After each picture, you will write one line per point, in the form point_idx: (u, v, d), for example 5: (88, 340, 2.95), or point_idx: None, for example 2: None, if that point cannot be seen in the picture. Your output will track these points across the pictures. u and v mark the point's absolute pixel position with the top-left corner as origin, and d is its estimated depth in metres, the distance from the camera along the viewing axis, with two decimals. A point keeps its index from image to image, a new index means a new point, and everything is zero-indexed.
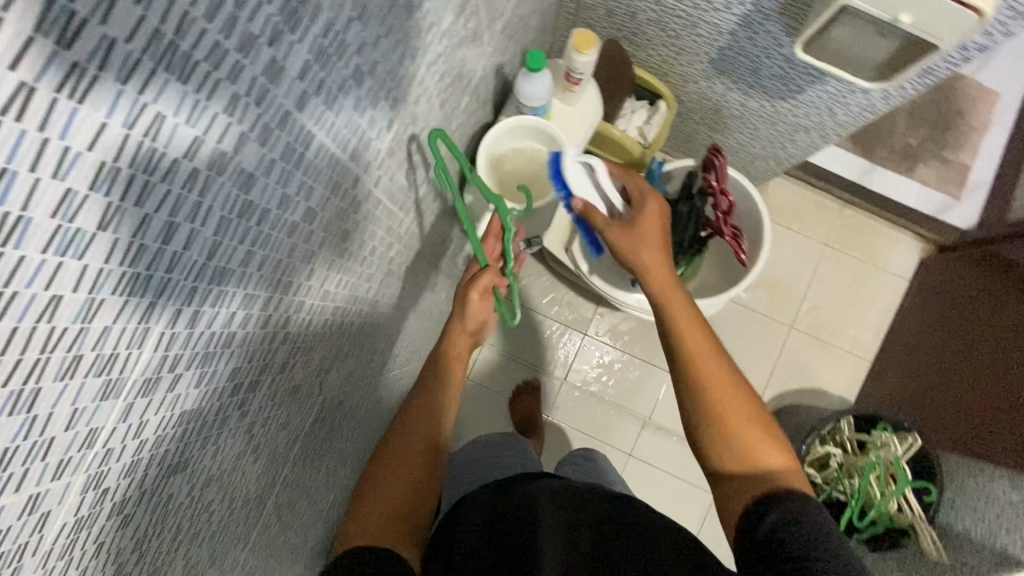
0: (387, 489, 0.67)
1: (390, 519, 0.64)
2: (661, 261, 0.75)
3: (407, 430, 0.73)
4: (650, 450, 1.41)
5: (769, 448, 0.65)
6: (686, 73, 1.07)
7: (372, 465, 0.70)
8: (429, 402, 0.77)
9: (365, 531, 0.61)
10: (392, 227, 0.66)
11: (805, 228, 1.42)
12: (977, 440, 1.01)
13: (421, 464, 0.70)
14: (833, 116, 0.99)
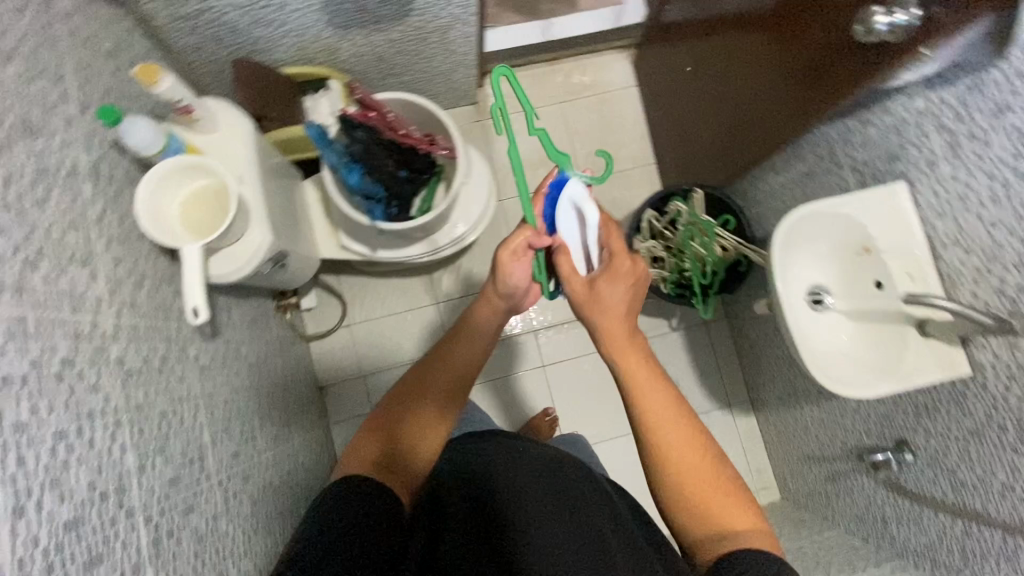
0: (395, 431, 0.82)
1: (394, 456, 0.79)
2: (622, 319, 0.80)
3: (429, 380, 0.88)
4: (557, 348, 1.51)
5: (736, 505, 0.73)
6: (326, 46, 1.12)
7: (389, 404, 0.86)
8: (454, 368, 0.89)
9: (373, 471, 0.75)
10: (95, 336, 0.64)
11: (539, 100, 1.55)
12: (746, 158, 1.16)
13: (429, 420, 0.84)
14: (452, 3, 1.08)
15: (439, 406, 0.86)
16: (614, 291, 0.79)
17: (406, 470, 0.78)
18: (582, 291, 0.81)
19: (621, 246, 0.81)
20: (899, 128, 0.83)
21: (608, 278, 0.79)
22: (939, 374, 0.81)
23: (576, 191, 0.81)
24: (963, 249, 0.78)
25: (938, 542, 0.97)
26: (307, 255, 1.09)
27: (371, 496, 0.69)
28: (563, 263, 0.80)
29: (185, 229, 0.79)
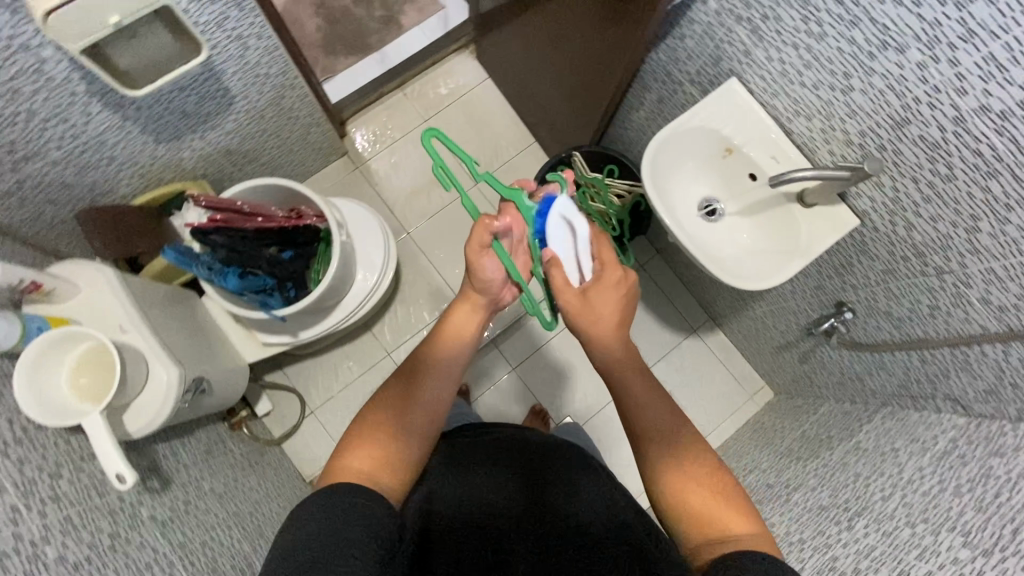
0: (388, 427, 0.67)
1: (385, 459, 0.64)
2: (615, 327, 0.73)
3: (419, 365, 0.73)
4: (518, 348, 1.47)
5: (728, 504, 0.63)
6: (166, 162, 1.09)
7: (378, 396, 0.71)
8: (446, 355, 0.75)
9: (369, 477, 0.62)
10: (23, 546, 0.60)
11: (404, 126, 1.54)
12: (603, 108, 1.18)
13: (423, 418, 0.70)
14: (269, 76, 1.08)
15: (432, 398, 0.71)
16: (604, 298, 0.72)
17: (395, 477, 0.64)
18: (574, 301, 0.72)
19: (610, 255, 0.73)
20: (709, 32, 0.87)
21: (599, 286, 0.72)
22: (836, 236, 0.85)
23: (564, 204, 0.71)
24: (804, 117, 0.82)
25: (906, 377, 1.01)
26: (228, 368, 1.05)
27: (365, 513, 0.56)
28: (554, 276, 0.71)
29: (78, 398, 0.75)
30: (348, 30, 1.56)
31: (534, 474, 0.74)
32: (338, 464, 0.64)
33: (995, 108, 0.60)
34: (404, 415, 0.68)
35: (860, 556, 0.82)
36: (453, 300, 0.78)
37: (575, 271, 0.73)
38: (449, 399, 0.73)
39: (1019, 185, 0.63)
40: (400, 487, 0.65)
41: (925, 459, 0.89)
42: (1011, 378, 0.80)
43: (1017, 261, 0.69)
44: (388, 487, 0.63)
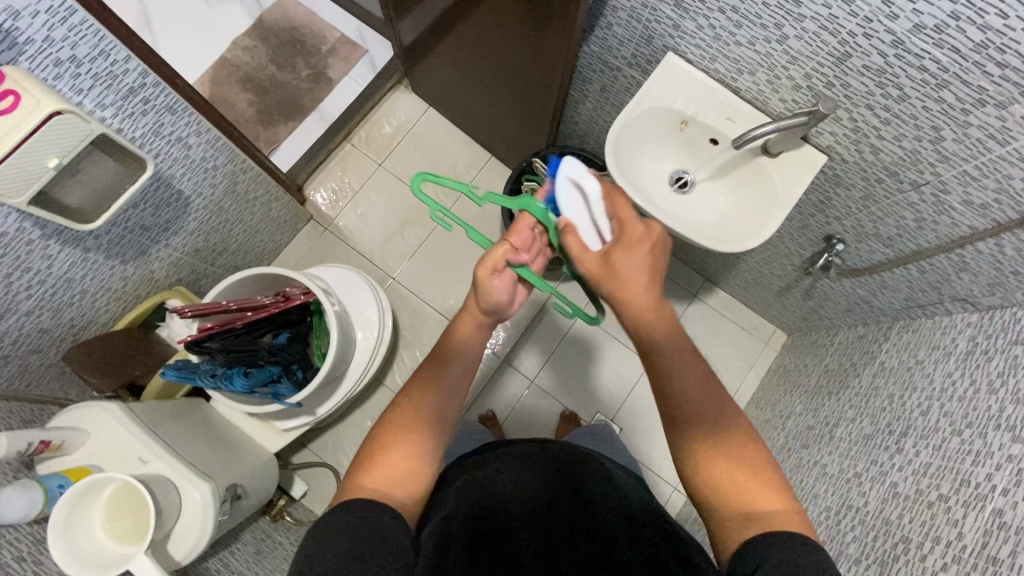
0: (401, 436, 0.62)
1: (399, 471, 0.60)
2: (647, 290, 0.63)
3: (427, 368, 0.69)
4: (531, 360, 1.46)
5: (767, 489, 0.59)
6: (139, 279, 1.07)
7: (390, 406, 0.66)
8: (450, 366, 0.69)
9: (382, 491, 0.59)
10: None
11: (361, 175, 1.53)
12: (550, 114, 1.18)
13: (433, 430, 0.64)
14: (217, 167, 1.06)
15: (443, 412, 0.66)
16: (629, 261, 0.63)
17: (411, 487, 0.60)
18: (595, 267, 0.65)
19: (626, 209, 0.67)
20: (634, 15, 0.88)
21: (623, 247, 0.63)
22: (808, 176, 0.86)
23: (570, 167, 0.74)
24: (748, 73, 0.83)
25: (910, 290, 1.02)
26: (255, 465, 1.02)
27: (372, 530, 0.54)
28: (571, 241, 0.66)
29: (116, 541, 0.74)
30: (280, 98, 1.55)
31: (552, 482, 0.68)
32: (355, 480, 0.60)
33: (928, 24, 0.62)
34: (419, 423, 0.64)
35: (918, 476, 0.83)
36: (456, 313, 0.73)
37: (593, 235, 0.68)
38: (456, 412, 0.68)
39: (970, 89, 0.65)
40: (415, 498, 0.61)
41: (952, 364, 0.91)
42: (1011, 267, 0.81)
43: (988, 158, 0.70)
44: (400, 500, 0.59)
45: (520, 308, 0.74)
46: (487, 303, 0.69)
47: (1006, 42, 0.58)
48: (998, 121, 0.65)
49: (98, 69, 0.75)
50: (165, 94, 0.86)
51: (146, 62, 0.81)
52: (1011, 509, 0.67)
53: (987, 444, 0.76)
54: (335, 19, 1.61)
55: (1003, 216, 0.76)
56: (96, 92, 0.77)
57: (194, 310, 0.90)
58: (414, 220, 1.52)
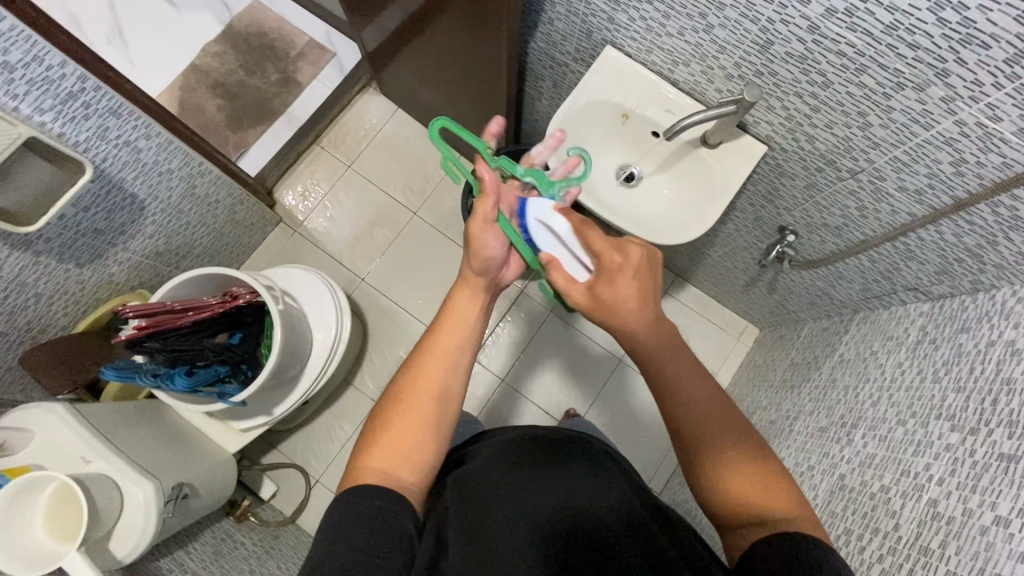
0: (405, 417, 0.61)
1: (406, 448, 0.60)
2: (639, 314, 0.61)
3: (432, 345, 0.65)
4: (502, 358, 1.45)
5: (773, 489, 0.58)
6: (97, 282, 1.08)
7: (390, 387, 0.65)
8: (449, 340, 0.66)
9: (384, 472, 0.58)
10: None
11: (330, 177, 1.54)
12: (506, 112, 1.18)
13: (436, 407, 0.63)
14: (171, 170, 1.08)
15: (446, 388, 0.64)
16: (616, 294, 0.61)
17: (418, 463, 0.60)
18: (583, 300, 0.62)
19: (602, 241, 0.62)
20: (572, 10, 0.88)
21: (605, 279, 0.61)
22: (748, 166, 0.86)
23: (536, 207, 0.70)
24: (683, 64, 0.83)
25: (865, 280, 1.00)
26: (207, 465, 1.02)
27: (379, 518, 0.53)
28: (553, 278, 0.64)
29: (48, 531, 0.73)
30: (249, 102, 1.56)
31: (544, 470, 0.67)
32: (358, 465, 0.59)
33: (839, 8, 0.62)
34: (421, 401, 0.62)
35: (863, 468, 0.81)
36: (451, 287, 0.69)
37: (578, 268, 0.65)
38: (461, 383, 0.65)
39: (888, 73, 0.65)
40: (424, 475, 0.60)
41: (902, 354, 0.88)
42: (954, 255, 0.80)
43: (915, 143, 0.70)
44: (404, 480, 0.59)
45: (515, 275, 0.74)
46: (483, 263, 0.68)
47: (913, 22, 0.58)
48: (918, 104, 0.66)
49: (33, 74, 0.77)
50: (106, 98, 0.88)
51: (86, 67, 0.84)
52: (945, 499, 0.64)
53: (929, 434, 0.72)
54: (305, 25, 1.63)
55: (938, 203, 0.75)
56: (34, 96, 0.79)
57: (137, 311, 0.91)
58: (384, 221, 1.52)
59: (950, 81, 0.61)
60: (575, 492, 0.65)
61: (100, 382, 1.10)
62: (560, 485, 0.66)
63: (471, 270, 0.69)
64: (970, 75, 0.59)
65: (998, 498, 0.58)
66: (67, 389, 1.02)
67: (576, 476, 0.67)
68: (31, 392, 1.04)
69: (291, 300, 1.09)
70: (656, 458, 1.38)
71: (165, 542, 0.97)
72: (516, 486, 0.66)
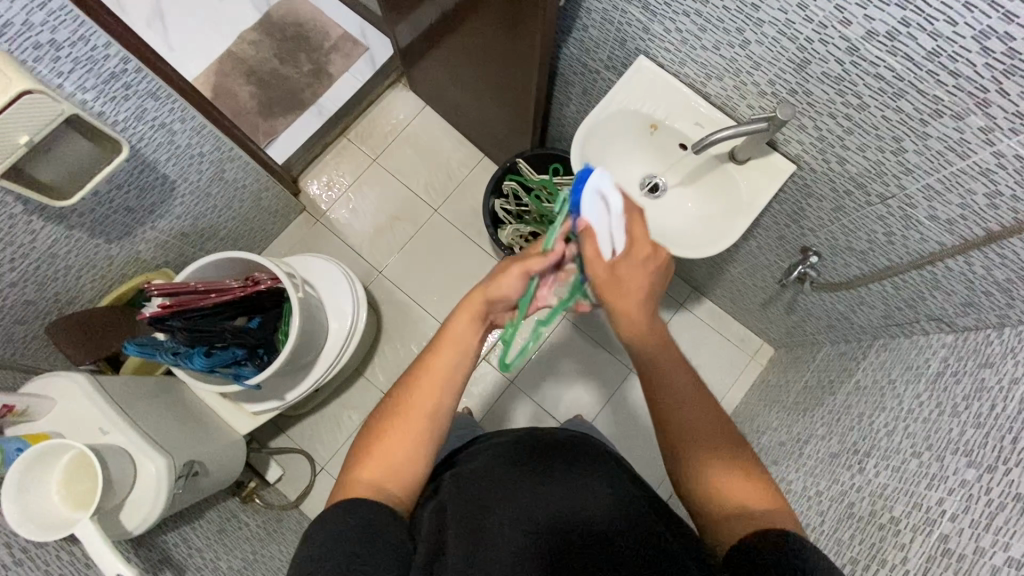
0: (397, 432, 0.64)
1: (393, 465, 0.62)
2: (643, 307, 0.63)
3: (425, 364, 0.67)
4: (511, 360, 1.45)
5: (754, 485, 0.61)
6: (125, 258, 1.10)
7: (388, 396, 0.67)
8: (444, 360, 0.67)
9: (375, 483, 0.61)
10: None
11: (354, 169, 1.56)
12: (534, 115, 1.19)
13: (427, 424, 0.64)
14: (203, 153, 1.10)
15: (437, 407, 0.65)
16: (630, 277, 0.62)
17: (404, 482, 0.62)
18: (603, 277, 0.61)
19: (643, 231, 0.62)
20: (607, 18, 0.88)
21: (633, 262, 0.61)
22: (775, 184, 0.86)
23: (600, 178, 0.62)
24: (716, 78, 0.83)
25: (887, 307, 0.98)
26: (218, 446, 1.04)
27: (374, 526, 0.55)
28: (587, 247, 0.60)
29: (61, 497, 0.75)
30: (282, 91, 1.59)
31: (544, 472, 0.67)
32: (349, 475, 0.62)
33: (881, 30, 0.61)
34: (413, 414, 0.64)
35: (874, 498, 0.79)
36: (454, 309, 0.68)
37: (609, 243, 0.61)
38: (454, 403, 0.67)
39: (926, 99, 0.64)
40: (410, 493, 0.62)
41: (921, 384, 0.86)
42: (982, 287, 0.78)
43: (949, 171, 0.69)
44: (392, 492, 0.61)
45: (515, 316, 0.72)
46: (495, 295, 0.66)
47: (956, 50, 0.58)
48: (955, 132, 0.65)
49: (78, 53, 0.80)
50: (147, 80, 0.90)
51: (129, 49, 0.86)
52: (957, 536, 0.63)
53: (944, 468, 0.71)
54: (340, 17, 1.65)
55: (969, 233, 0.74)
56: (77, 75, 0.81)
57: (161, 289, 0.94)
58: (405, 215, 1.53)
59: (991, 112, 0.60)
60: (576, 497, 0.64)
61: (120, 355, 1.12)
62: (558, 487, 0.65)
63: (479, 295, 0.67)
64: (1011, 107, 0.58)
65: (1012, 538, 0.56)
66: (92, 358, 1.04)
67: (578, 479, 0.66)
68: (55, 361, 1.07)
69: (310, 288, 1.11)
70: (661, 471, 1.37)
71: (173, 517, 0.99)
72: (518, 486, 0.65)
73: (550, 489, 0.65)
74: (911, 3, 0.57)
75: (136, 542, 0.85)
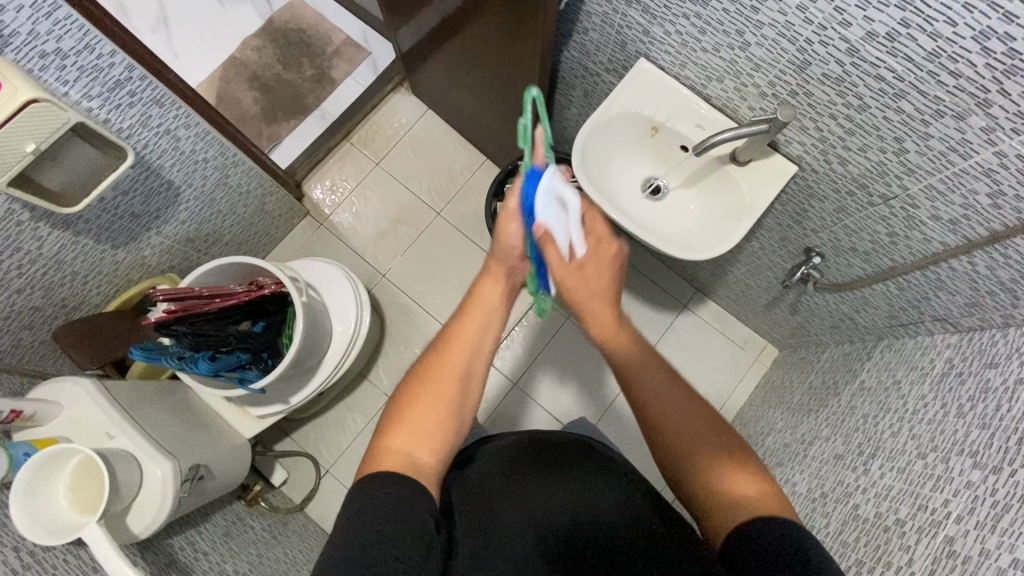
0: (430, 397, 0.62)
1: (423, 431, 0.60)
2: (610, 309, 0.64)
3: (457, 330, 0.66)
4: (515, 362, 1.45)
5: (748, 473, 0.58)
6: (130, 264, 1.11)
7: (418, 363, 0.65)
8: (472, 324, 0.66)
9: (409, 451, 0.58)
10: None
11: (358, 173, 1.56)
12: (536, 118, 1.19)
13: (458, 388, 0.63)
14: (208, 159, 1.11)
15: (468, 371, 0.64)
16: (595, 278, 0.63)
17: (435, 448, 0.60)
18: (570, 277, 0.63)
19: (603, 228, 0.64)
20: (607, 20, 0.88)
21: (596, 261, 0.63)
22: (777, 186, 0.86)
23: (552, 179, 0.60)
24: (716, 80, 0.83)
25: (891, 307, 0.98)
26: (223, 450, 1.04)
27: (388, 510, 0.53)
28: (547, 253, 0.62)
29: (71, 503, 0.75)
30: (285, 96, 1.60)
31: (549, 473, 0.67)
32: (377, 442, 0.60)
33: (880, 31, 0.61)
34: (443, 380, 0.63)
35: (878, 499, 0.79)
36: (476, 278, 0.68)
37: (569, 243, 0.62)
38: (483, 368, 0.66)
39: (927, 100, 0.64)
40: (441, 459, 0.60)
41: (926, 385, 0.86)
42: (986, 287, 0.77)
43: (951, 172, 0.69)
44: (426, 462, 0.59)
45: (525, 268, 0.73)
46: (502, 251, 0.66)
47: (957, 50, 0.58)
48: (957, 133, 0.64)
49: (83, 61, 0.80)
50: (152, 87, 0.91)
51: (134, 57, 0.87)
52: (962, 538, 0.62)
53: (949, 469, 0.70)
54: (342, 23, 1.66)
55: (972, 233, 0.74)
56: (82, 83, 0.82)
57: (167, 294, 0.94)
58: (408, 218, 1.54)
59: (992, 112, 0.60)
60: (581, 497, 0.64)
61: (127, 359, 1.13)
62: (565, 487, 0.65)
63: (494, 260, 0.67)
64: (1013, 107, 0.58)
65: (1018, 540, 0.56)
66: (98, 363, 1.04)
67: (582, 478, 0.66)
68: (61, 366, 1.08)
69: (314, 292, 1.12)
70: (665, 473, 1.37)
71: (180, 520, 0.99)
72: (524, 486, 0.66)
73: (556, 490, 0.65)
74: (910, 4, 0.57)
75: (143, 546, 0.86)
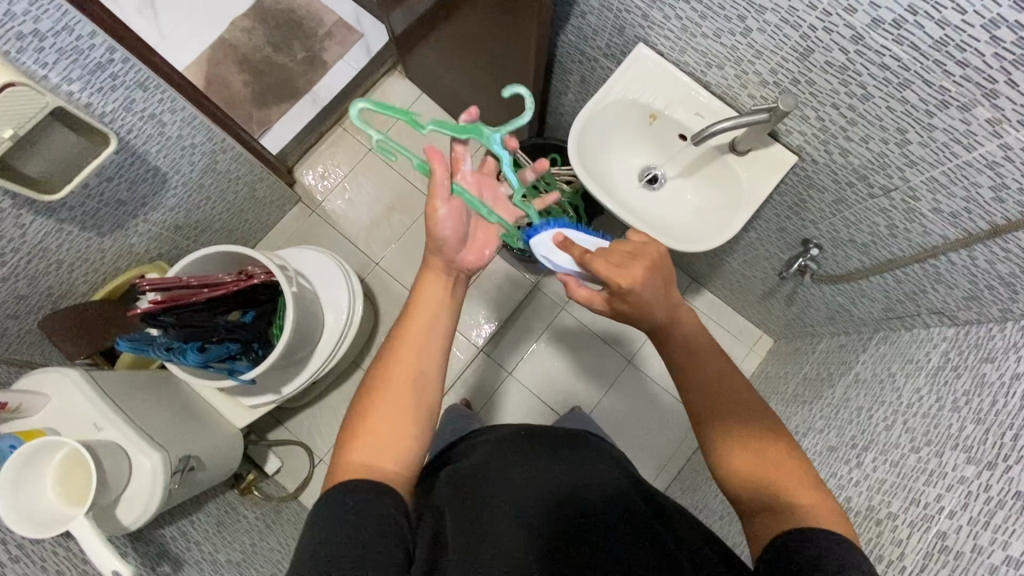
0: (388, 401, 0.60)
1: (384, 439, 0.59)
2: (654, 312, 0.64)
3: (406, 334, 0.65)
4: (509, 352, 1.44)
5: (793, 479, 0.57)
6: (117, 252, 1.09)
7: (370, 372, 0.64)
8: (420, 326, 0.65)
9: (371, 461, 0.57)
10: None
11: (351, 159, 1.54)
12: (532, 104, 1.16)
13: (415, 394, 0.61)
14: (195, 144, 1.08)
15: (424, 373, 0.63)
16: (631, 306, 0.63)
17: (399, 455, 0.59)
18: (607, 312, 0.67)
19: (606, 269, 0.61)
20: (605, 4, 0.85)
21: (618, 297, 0.63)
22: (776, 176, 0.84)
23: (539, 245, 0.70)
24: (716, 67, 0.81)
25: (889, 300, 0.97)
26: (212, 441, 1.03)
27: (376, 504, 0.52)
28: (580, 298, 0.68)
29: (63, 496, 0.74)
30: (276, 80, 1.56)
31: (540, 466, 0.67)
32: (342, 453, 0.58)
33: (886, 18, 0.59)
34: (395, 385, 0.61)
35: (872, 492, 0.79)
36: (417, 274, 0.69)
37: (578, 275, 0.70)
38: (439, 371, 0.64)
39: (932, 90, 0.62)
40: (405, 466, 0.59)
41: (921, 379, 0.85)
42: (985, 281, 0.76)
43: (954, 164, 0.67)
44: (388, 470, 0.57)
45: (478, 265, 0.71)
46: (435, 243, 0.67)
47: (964, 39, 0.56)
48: (962, 124, 0.63)
49: (62, 43, 0.78)
50: (135, 70, 0.89)
51: (115, 39, 0.84)
52: (954, 533, 0.62)
53: (943, 463, 0.70)
54: (334, 4, 1.61)
55: (974, 227, 0.72)
56: (62, 66, 0.79)
57: (154, 283, 0.92)
58: (402, 206, 1.52)
59: (999, 103, 0.58)
60: (574, 485, 0.65)
61: (115, 349, 1.11)
62: (555, 477, 0.66)
63: (434, 255, 0.69)
64: (1019, 98, 0.56)
65: (1011, 537, 0.56)
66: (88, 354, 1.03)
67: (571, 472, 0.67)
68: (50, 356, 1.07)
69: (305, 281, 1.10)
70: (658, 461, 1.37)
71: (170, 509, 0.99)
72: (516, 478, 0.66)
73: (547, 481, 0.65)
74: None
75: (133, 537, 0.85)
